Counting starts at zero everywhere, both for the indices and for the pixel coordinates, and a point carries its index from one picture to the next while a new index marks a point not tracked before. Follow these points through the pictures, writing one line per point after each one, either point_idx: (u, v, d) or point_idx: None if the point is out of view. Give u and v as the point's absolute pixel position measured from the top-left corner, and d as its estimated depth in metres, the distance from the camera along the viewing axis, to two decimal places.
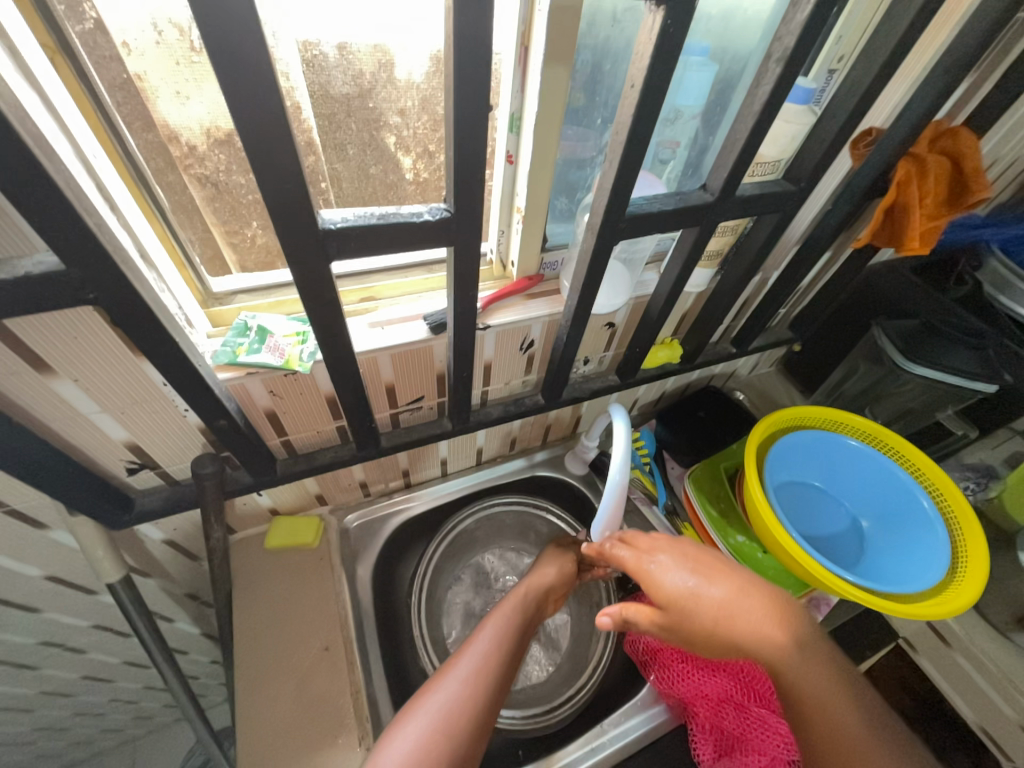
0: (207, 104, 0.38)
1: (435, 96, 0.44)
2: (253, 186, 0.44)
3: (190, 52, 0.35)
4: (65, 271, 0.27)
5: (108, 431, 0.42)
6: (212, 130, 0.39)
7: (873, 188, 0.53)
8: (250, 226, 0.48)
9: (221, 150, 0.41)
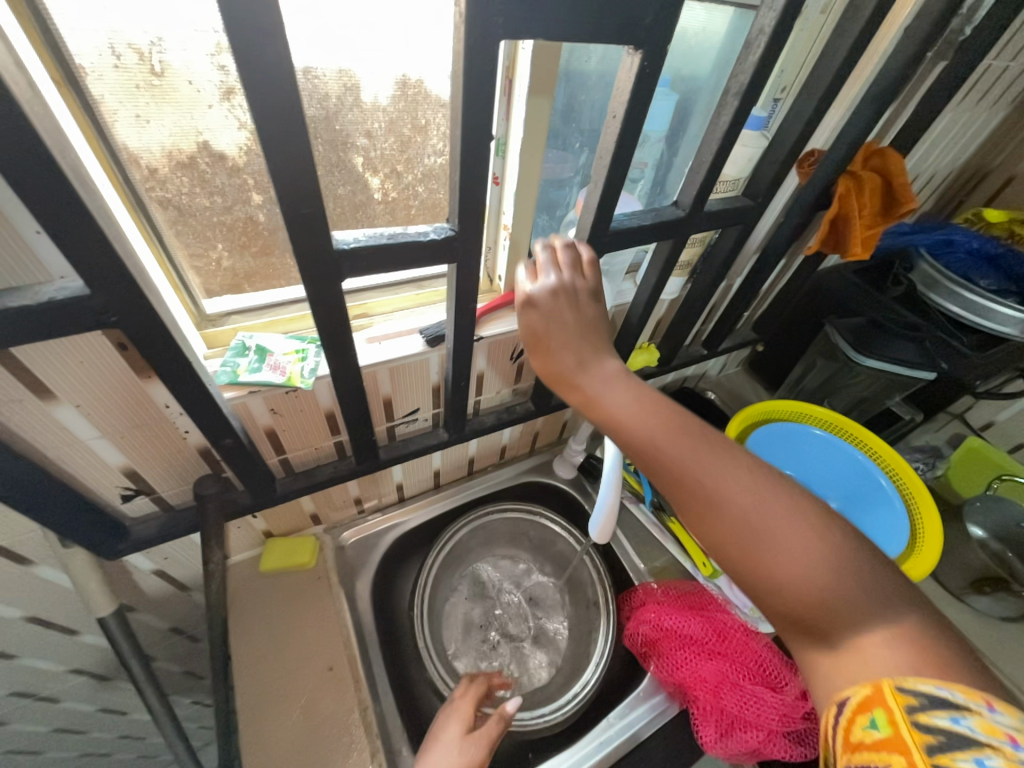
0: (171, 126, 0.36)
1: (402, 119, 0.46)
2: (218, 208, 0.42)
3: (150, 75, 0.33)
4: (89, 295, 0.28)
5: (105, 456, 0.42)
6: (173, 152, 0.38)
7: (819, 202, 0.60)
8: (215, 247, 0.46)
9: (183, 172, 0.39)
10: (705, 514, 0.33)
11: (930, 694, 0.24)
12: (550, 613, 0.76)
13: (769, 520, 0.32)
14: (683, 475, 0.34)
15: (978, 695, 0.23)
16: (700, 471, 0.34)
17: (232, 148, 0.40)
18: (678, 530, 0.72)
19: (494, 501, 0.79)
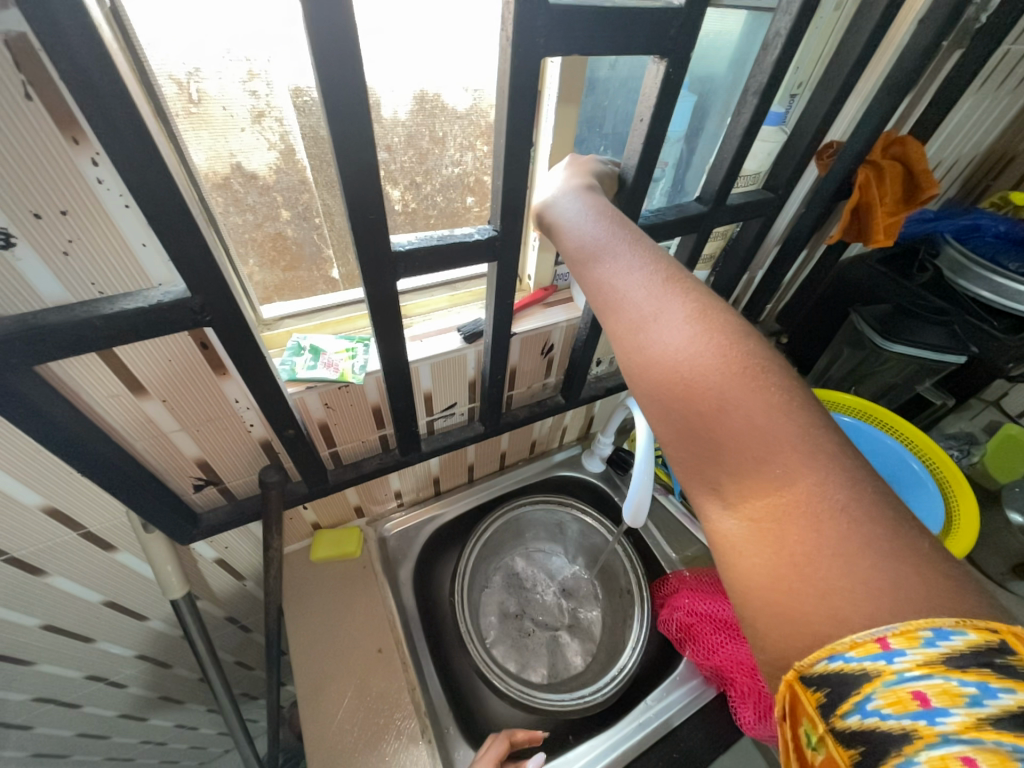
0: (206, 151, 0.41)
1: (418, 132, 0.50)
2: (249, 224, 0.47)
3: (189, 104, 0.38)
4: (190, 297, 0.33)
5: (183, 447, 0.46)
6: (211, 173, 0.42)
7: (840, 191, 0.61)
8: (247, 263, 0.50)
9: (218, 192, 0.44)
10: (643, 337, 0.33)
11: (831, 675, 0.22)
12: (584, 603, 0.78)
13: (689, 354, 0.31)
14: (625, 297, 0.34)
15: (870, 638, 0.21)
16: (647, 299, 0.33)
17: (261, 168, 0.44)
18: None
19: (525, 494, 0.81)
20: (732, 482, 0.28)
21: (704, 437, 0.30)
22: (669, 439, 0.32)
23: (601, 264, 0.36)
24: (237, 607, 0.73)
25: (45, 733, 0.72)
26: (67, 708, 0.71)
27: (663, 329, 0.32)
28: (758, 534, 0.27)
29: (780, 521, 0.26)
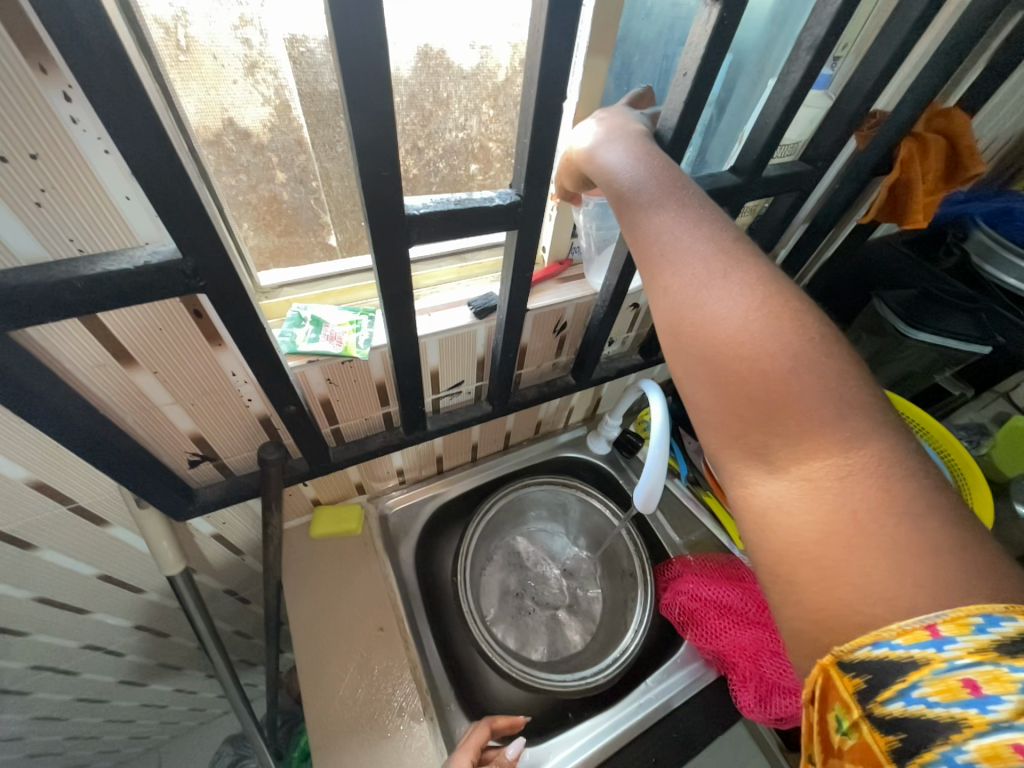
0: (195, 100, 0.36)
1: (422, 91, 0.45)
2: (244, 187, 0.43)
3: (177, 51, 0.33)
4: (181, 259, 0.29)
5: (176, 421, 0.44)
6: (202, 129, 0.38)
7: (878, 167, 0.57)
8: (242, 225, 0.46)
9: (209, 149, 0.39)
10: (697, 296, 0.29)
11: (873, 662, 0.21)
12: (585, 583, 0.78)
13: (751, 317, 0.28)
14: (673, 249, 0.31)
15: (918, 625, 0.20)
16: (702, 253, 0.30)
17: (255, 124, 0.40)
18: (712, 503, 0.74)
19: (529, 474, 0.80)
20: (781, 449, 0.26)
21: (746, 401, 0.28)
22: (702, 402, 0.30)
23: (648, 209, 0.32)
24: (235, 580, 0.72)
25: (42, 698, 0.72)
26: (65, 675, 0.70)
27: (715, 288, 0.29)
28: (800, 506, 0.25)
29: (826, 497, 0.24)
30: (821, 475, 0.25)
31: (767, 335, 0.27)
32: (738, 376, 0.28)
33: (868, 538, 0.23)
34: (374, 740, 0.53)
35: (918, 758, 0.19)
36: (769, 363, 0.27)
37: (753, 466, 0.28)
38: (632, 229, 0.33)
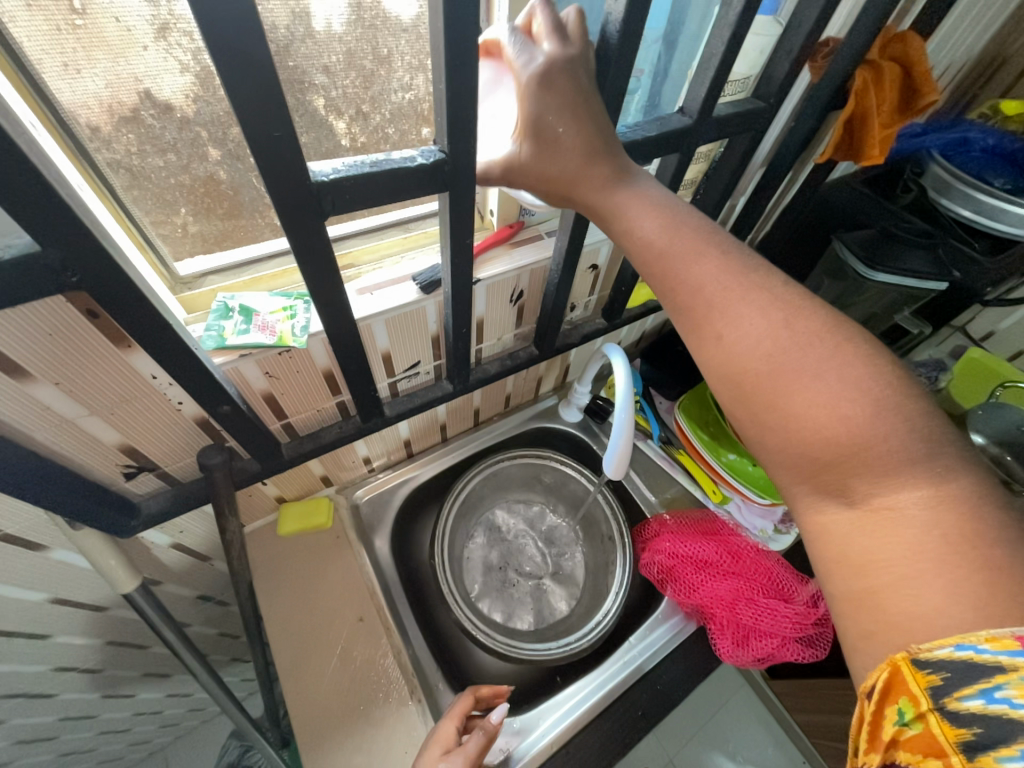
0: (104, 76, 0.31)
1: (360, 49, 0.40)
2: (175, 167, 0.38)
3: (72, 15, 0.28)
4: (43, 252, 0.25)
5: (98, 434, 0.40)
6: (114, 105, 0.33)
7: (833, 102, 0.54)
8: (179, 211, 0.41)
9: (128, 128, 0.34)
10: (759, 357, 0.32)
11: (954, 663, 0.23)
12: (566, 549, 0.79)
13: (815, 371, 0.31)
14: (727, 311, 0.33)
15: (1007, 636, 0.23)
16: (755, 311, 0.33)
17: (176, 97, 0.35)
18: (687, 462, 0.76)
19: (502, 449, 0.78)
20: (855, 487, 0.30)
21: (817, 442, 0.31)
22: (772, 443, 0.33)
23: (694, 270, 0.34)
24: (206, 584, 0.70)
25: (22, 723, 0.70)
26: (42, 698, 0.68)
27: (781, 350, 0.32)
28: (874, 531, 0.29)
29: (899, 528, 0.28)
30: (888, 504, 0.29)
31: (833, 383, 0.30)
32: (807, 426, 0.31)
33: (944, 561, 0.26)
34: (362, 730, 0.53)
35: (989, 751, 0.21)
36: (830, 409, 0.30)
37: (826, 496, 0.31)
38: (684, 287, 0.35)
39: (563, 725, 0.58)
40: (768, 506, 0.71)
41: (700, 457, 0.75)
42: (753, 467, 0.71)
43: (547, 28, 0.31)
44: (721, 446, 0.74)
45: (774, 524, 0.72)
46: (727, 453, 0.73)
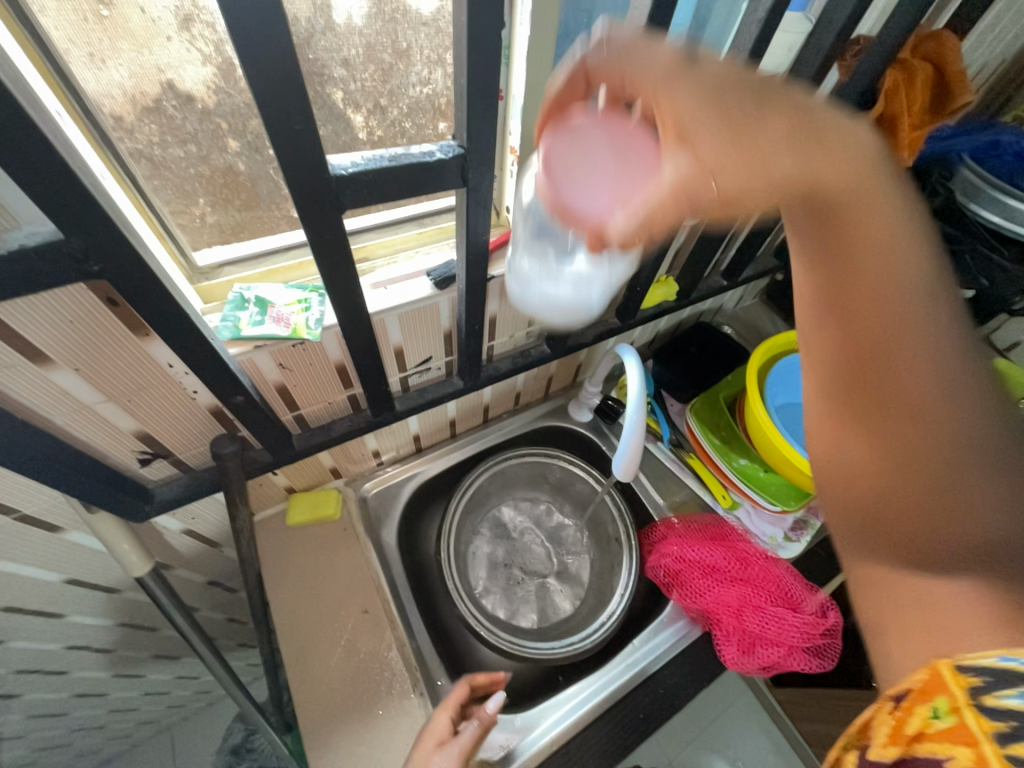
0: (127, 66, 0.32)
1: (379, 42, 0.40)
2: (194, 158, 0.39)
3: (95, 4, 0.29)
4: (66, 239, 0.25)
5: (115, 421, 0.40)
6: (137, 95, 0.34)
7: (862, 101, 0.53)
8: (198, 203, 0.42)
9: (150, 118, 0.36)
10: (917, 427, 0.30)
11: (997, 669, 0.23)
12: (571, 548, 0.78)
13: (970, 470, 0.29)
14: (918, 368, 0.29)
15: None
16: (941, 377, 0.29)
17: (198, 88, 0.36)
18: (697, 466, 0.75)
19: (510, 447, 0.78)
20: (930, 561, 0.30)
21: (938, 530, 0.30)
22: (867, 511, 0.32)
23: (898, 296, 0.29)
24: (216, 570, 0.71)
25: (36, 698, 0.72)
26: (56, 674, 0.70)
27: (950, 432, 0.29)
28: (931, 610, 0.28)
29: (954, 618, 0.27)
30: (960, 587, 0.28)
31: (987, 491, 0.29)
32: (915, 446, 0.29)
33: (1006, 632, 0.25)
34: (365, 721, 0.54)
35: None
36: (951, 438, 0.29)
37: (891, 559, 0.32)
38: (865, 306, 0.30)
39: (563, 724, 0.58)
40: (778, 513, 0.71)
41: (710, 461, 0.73)
42: (766, 474, 0.69)
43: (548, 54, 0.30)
44: (732, 451, 0.72)
45: (784, 532, 0.71)
46: (739, 458, 0.71)
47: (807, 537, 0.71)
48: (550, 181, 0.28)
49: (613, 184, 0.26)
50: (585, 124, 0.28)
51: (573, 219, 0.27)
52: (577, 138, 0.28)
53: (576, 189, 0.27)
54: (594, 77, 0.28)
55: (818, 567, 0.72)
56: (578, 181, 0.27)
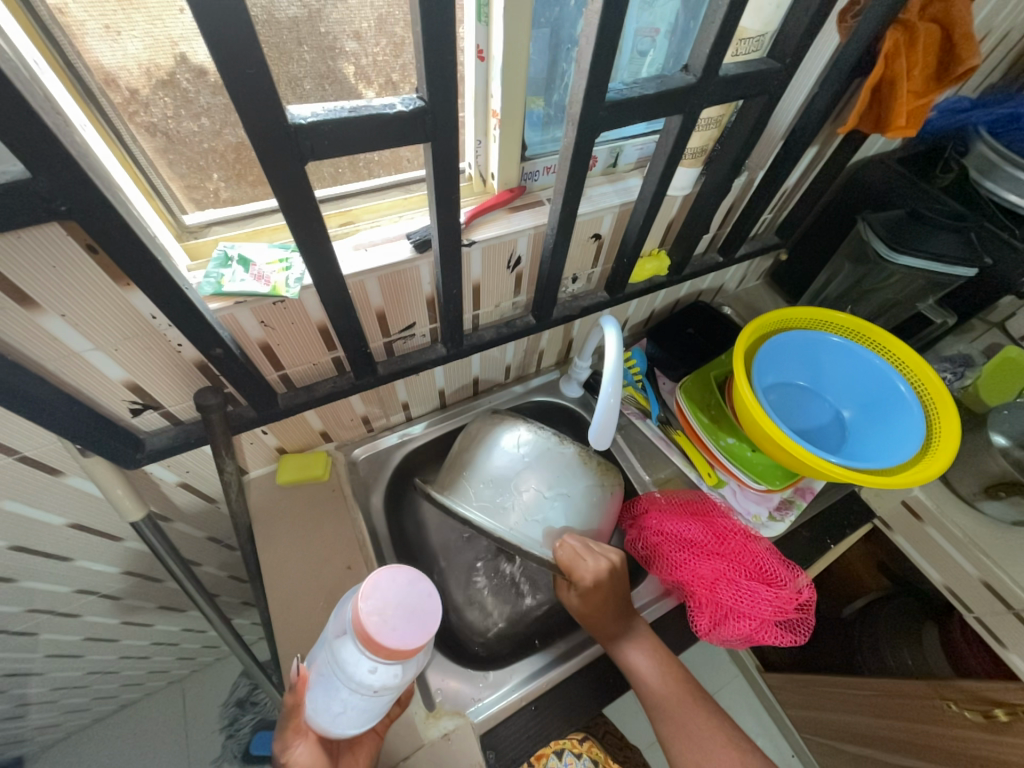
0: (141, 38, 0.35)
1: (391, 15, 0.43)
2: (207, 134, 0.42)
3: None
4: (34, 180, 0.27)
5: (104, 369, 0.43)
6: (151, 69, 0.37)
7: (860, 65, 0.51)
8: (211, 178, 0.46)
9: (164, 92, 0.38)
10: (652, 695, 0.56)
11: None
12: None
13: (713, 746, 0.53)
14: (669, 720, 0.55)
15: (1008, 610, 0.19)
16: (687, 733, 0.54)
17: (209, 61, 0.38)
18: (684, 443, 0.75)
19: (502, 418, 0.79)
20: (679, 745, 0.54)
21: (672, 717, 0.55)
22: (660, 715, 0.55)
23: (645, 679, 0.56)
24: (214, 527, 0.74)
25: (50, 638, 0.77)
26: (68, 616, 0.75)
27: (685, 719, 0.54)
28: (666, 696, 0.55)
29: (672, 683, 0.56)
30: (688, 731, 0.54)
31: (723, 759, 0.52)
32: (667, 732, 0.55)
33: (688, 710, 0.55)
34: None
35: None
36: (686, 724, 0.54)
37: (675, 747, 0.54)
38: (616, 645, 0.58)
39: (534, 682, 0.60)
40: (764, 491, 0.70)
41: (698, 438, 0.73)
42: (752, 452, 0.69)
43: (332, 645, 0.45)
44: (720, 430, 0.72)
45: (769, 511, 0.71)
46: (727, 436, 0.71)
47: (791, 517, 0.71)
48: (375, 628, 0.41)
49: (399, 616, 0.42)
50: (399, 574, 0.44)
51: (372, 646, 0.41)
52: (392, 588, 0.43)
53: (391, 634, 0.41)
54: (402, 586, 0.44)
55: (800, 546, 0.72)
56: (397, 631, 0.42)
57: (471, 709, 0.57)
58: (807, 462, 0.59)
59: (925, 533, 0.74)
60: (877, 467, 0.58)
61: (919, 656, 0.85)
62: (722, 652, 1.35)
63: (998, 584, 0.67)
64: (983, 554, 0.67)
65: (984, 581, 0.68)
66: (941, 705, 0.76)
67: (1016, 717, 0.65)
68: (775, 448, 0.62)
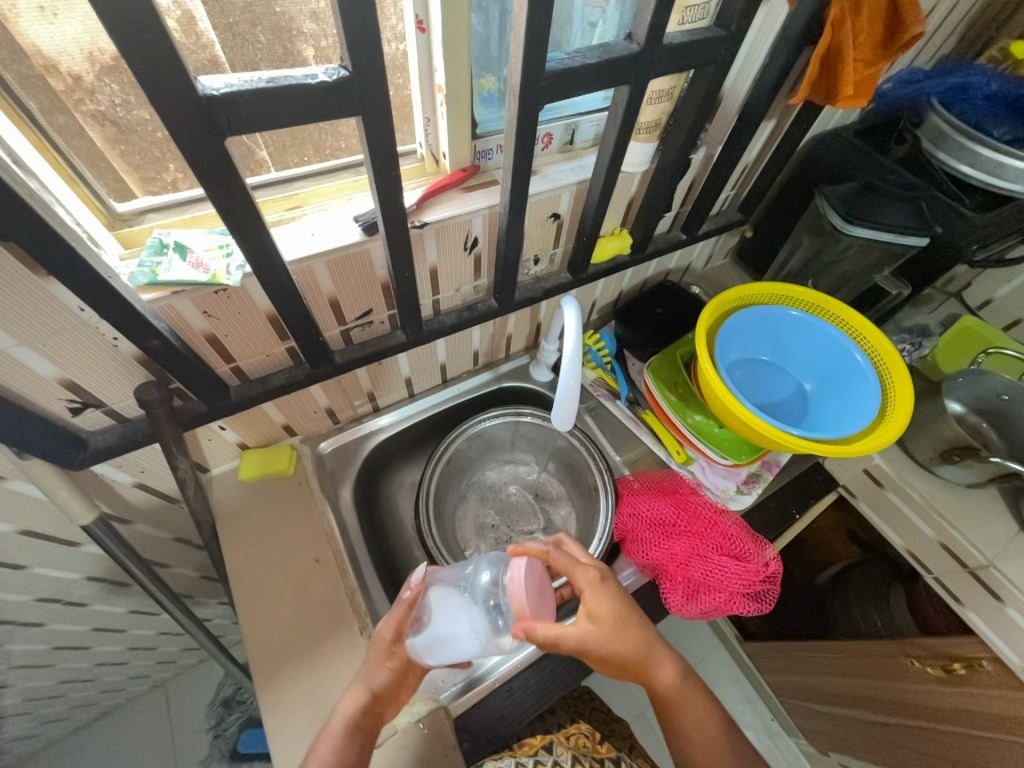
0: (80, 20, 0.33)
1: None
2: (159, 121, 0.41)
3: None
4: None
5: (34, 366, 0.41)
6: (93, 53, 0.35)
7: (808, 34, 0.51)
8: (168, 169, 0.45)
9: (111, 77, 0.37)
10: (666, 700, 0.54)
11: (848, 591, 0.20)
12: (556, 502, 0.81)
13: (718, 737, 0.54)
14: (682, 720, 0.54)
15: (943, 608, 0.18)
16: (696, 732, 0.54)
17: None
18: (653, 422, 0.76)
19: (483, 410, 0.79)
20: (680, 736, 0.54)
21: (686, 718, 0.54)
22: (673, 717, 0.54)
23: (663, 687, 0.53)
24: (179, 526, 0.72)
25: (14, 648, 0.75)
26: (32, 626, 0.73)
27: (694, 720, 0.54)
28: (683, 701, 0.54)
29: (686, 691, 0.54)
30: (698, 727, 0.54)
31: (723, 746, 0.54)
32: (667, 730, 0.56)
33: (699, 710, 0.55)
34: (312, 660, 0.56)
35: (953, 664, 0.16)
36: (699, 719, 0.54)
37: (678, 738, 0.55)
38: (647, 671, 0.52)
39: (507, 663, 0.60)
40: (730, 466, 0.72)
41: (666, 417, 0.74)
42: (718, 428, 0.70)
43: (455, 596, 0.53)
44: (687, 407, 0.73)
45: (737, 485, 0.73)
46: (694, 414, 0.72)
47: (758, 490, 0.73)
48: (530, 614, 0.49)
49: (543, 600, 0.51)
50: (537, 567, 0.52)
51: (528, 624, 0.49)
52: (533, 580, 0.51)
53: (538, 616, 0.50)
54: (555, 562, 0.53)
55: (767, 518, 0.73)
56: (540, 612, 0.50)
57: (445, 695, 0.58)
58: (768, 436, 0.59)
59: (886, 498, 0.76)
60: (835, 436, 0.59)
61: (887, 618, 0.87)
62: (704, 625, 1.38)
63: (953, 544, 0.69)
64: (940, 516, 0.70)
65: (942, 542, 0.70)
66: (907, 663, 0.79)
67: (977, 669, 0.69)
68: (737, 423, 0.63)
